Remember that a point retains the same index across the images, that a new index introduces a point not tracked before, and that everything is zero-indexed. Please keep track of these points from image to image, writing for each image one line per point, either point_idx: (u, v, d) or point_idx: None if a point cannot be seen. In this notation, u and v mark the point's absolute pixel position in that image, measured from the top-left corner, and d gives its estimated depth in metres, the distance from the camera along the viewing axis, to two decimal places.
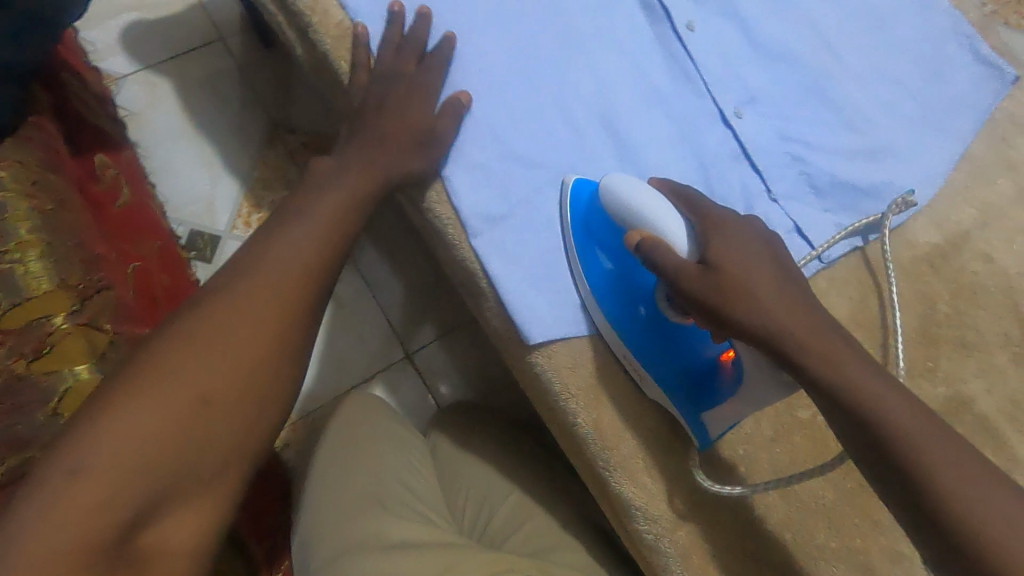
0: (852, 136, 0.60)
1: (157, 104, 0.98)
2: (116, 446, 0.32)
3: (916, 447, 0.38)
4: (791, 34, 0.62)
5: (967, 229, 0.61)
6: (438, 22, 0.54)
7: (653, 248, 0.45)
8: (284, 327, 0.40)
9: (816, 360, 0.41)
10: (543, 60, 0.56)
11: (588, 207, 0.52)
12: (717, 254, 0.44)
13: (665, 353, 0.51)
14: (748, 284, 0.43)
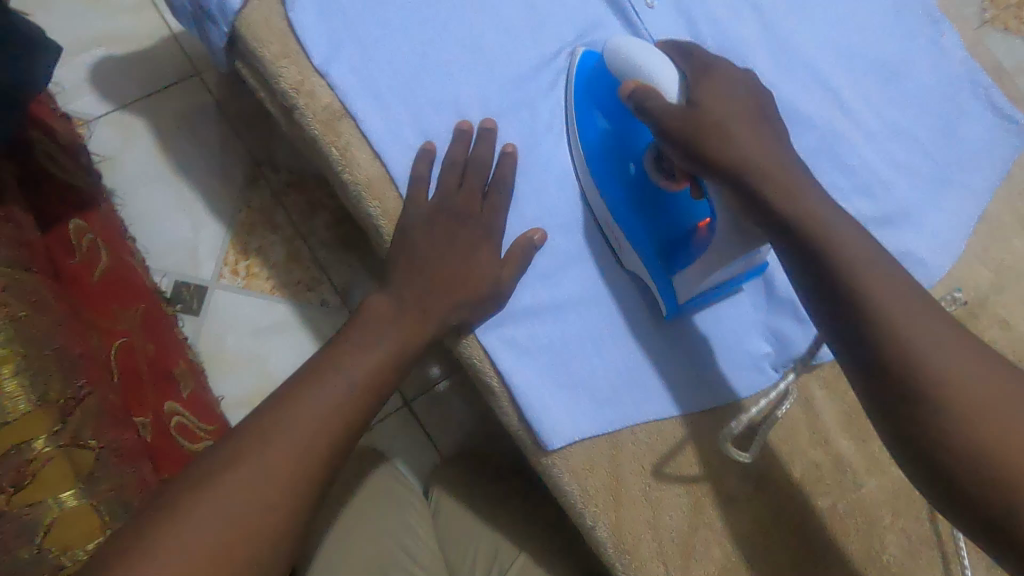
0: (867, 201, 0.58)
1: (132, 147, 0.93)
2: (211, 518, 0.35)
3: (989, 421, 0.36)
4: (802, 93, 0.59)
5: (985, 294, 0.59)
6: (434, 104, 0.52)
7: (644, 97, 0.46)
8: (348, 413, 0.42)
9: (879, 306, 0.39)
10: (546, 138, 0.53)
11: (586, 74, 0.53)
12: (708, 96, 0.46)
13: (646, 211, 0.51)
14: (754, 174, 0.44)
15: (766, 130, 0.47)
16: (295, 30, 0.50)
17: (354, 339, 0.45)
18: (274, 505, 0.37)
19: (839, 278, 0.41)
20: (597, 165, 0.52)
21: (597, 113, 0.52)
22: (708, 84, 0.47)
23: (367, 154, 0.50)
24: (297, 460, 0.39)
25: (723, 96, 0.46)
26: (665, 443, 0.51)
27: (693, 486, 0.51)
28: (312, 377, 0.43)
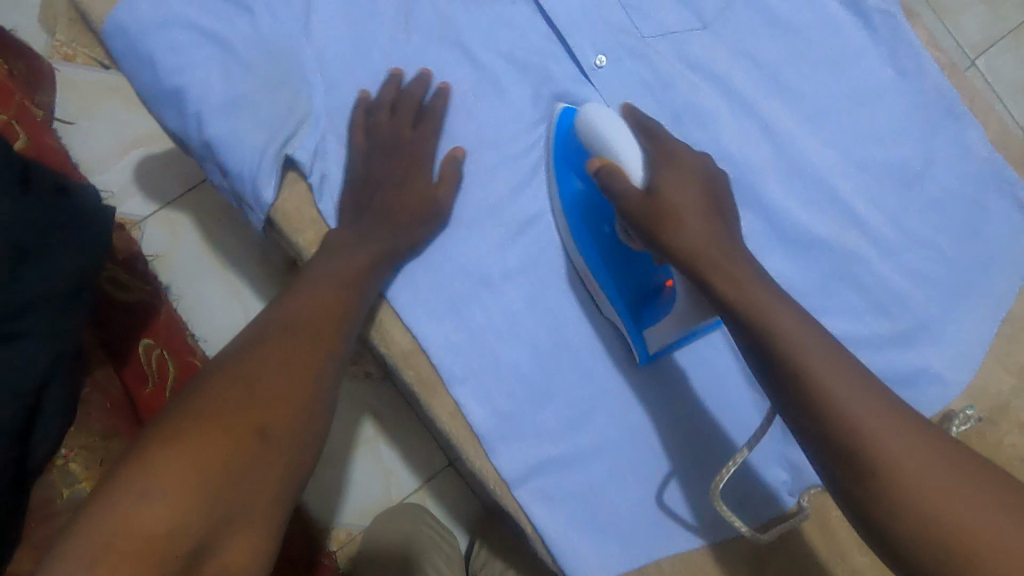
0: (880, 320, 0.59)
1: (180, 242, 1.00)
2: (188, 459, 0.36)
3: (901, 466, 0.39)
4: (814, 213, 0.59)
5: (1006, 399, 0.60)
6: (456, 270, 0.56)
7: (608, 175, 0.48)
8: (299, 338, 0.46)
9: (795, 366, 0.42)
10: (561, 291, 0.57)
11: (563, 149, 0.56)
12: (666, 180, 0.47)
13: (618, 271, 0.55)
14: (690, 240, 0.46)
15: (716, 211, 0.48)
16: (325, 219, 0.55)
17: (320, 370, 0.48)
18: (248, 465, 0.38)
19: (774, 337, 0.43)
20: (576, 228, 0.55)
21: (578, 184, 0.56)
22: (671, 170, 0.49)
23: (399, 328, 0.54)
24: (265, 416, 0.41)
25: (676, 174, 0.48)
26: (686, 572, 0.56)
27: None
28: (268, 355, 0.44)
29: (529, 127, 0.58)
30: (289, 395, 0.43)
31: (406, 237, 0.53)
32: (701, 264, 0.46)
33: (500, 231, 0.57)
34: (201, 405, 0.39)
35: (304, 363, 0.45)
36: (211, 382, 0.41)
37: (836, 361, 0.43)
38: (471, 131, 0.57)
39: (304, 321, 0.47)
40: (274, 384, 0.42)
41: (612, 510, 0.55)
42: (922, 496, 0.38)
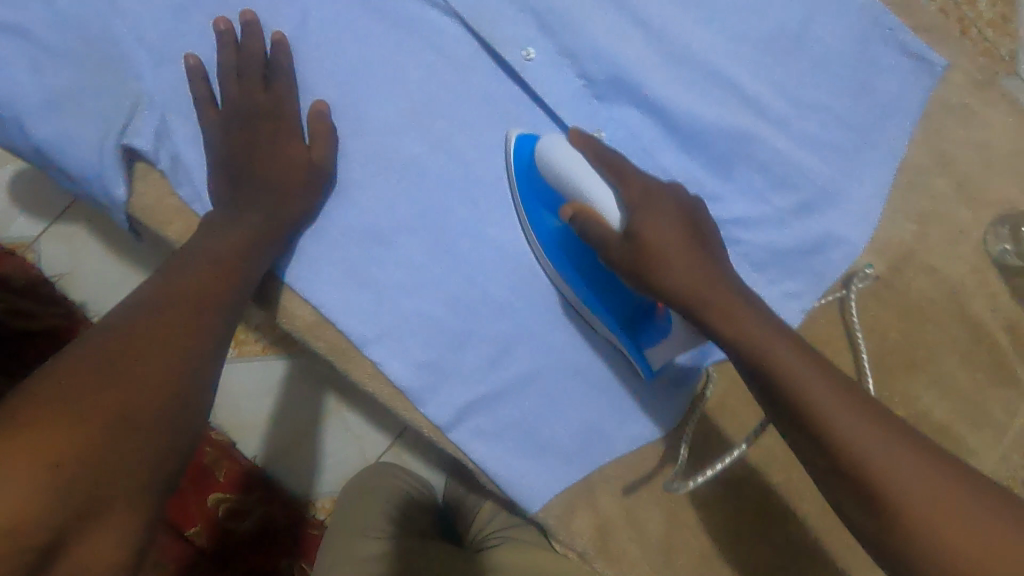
0: (783, 194, 0.58)
1: (85, 254, 0.78)
2: (19, 491, 0.28)
3: (832, 416, 0.41)
4: (704, 97, 0.57)
5: (908, 246, 0.62)
6: (344, 230, 0.53)
7: (586, 220, 0.46)
8: (184, 303, 0.40)
9: (704, 312, 0.45)
10: (459, 230, 0.55)
11: (523, 172, 0.53)
12: (649, 224, 0.45)
13: (609, 295, 0.54)
14: (662, 257, 0.45)
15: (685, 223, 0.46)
16: (188, 206, 0.51)
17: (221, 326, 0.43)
18: (94, 486, 0.31)
19: (693, 295, 0.45)
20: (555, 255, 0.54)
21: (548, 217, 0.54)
22: (647, 209, 0.46)
23: (295, 301, 0.53)
24: (138, 399, 0.34)
25: (664, 202, 0.47)
26: (630, 471, 0.58)
27: (664, 497, 0.59)
28: (131, 347, 0.36)
29: (387, 61, 0.53)
30: (165, 391, 0.36)
31: (278, 193, 0.48)
32: (756, 351, 0.43)
33: (383, 181, 0.53)
34: (42, 410, 0.31)
35: (181, 359, 0.37)
36: (60, 378, 0.33)
37: (866, 421, 0.41)
38: (323, 77, 0.52)
39: (172, 302, 0.40)
40: (149, 387, 0.35)
41: (551, 432, 0.56)
42: (947, 547, 0.37)
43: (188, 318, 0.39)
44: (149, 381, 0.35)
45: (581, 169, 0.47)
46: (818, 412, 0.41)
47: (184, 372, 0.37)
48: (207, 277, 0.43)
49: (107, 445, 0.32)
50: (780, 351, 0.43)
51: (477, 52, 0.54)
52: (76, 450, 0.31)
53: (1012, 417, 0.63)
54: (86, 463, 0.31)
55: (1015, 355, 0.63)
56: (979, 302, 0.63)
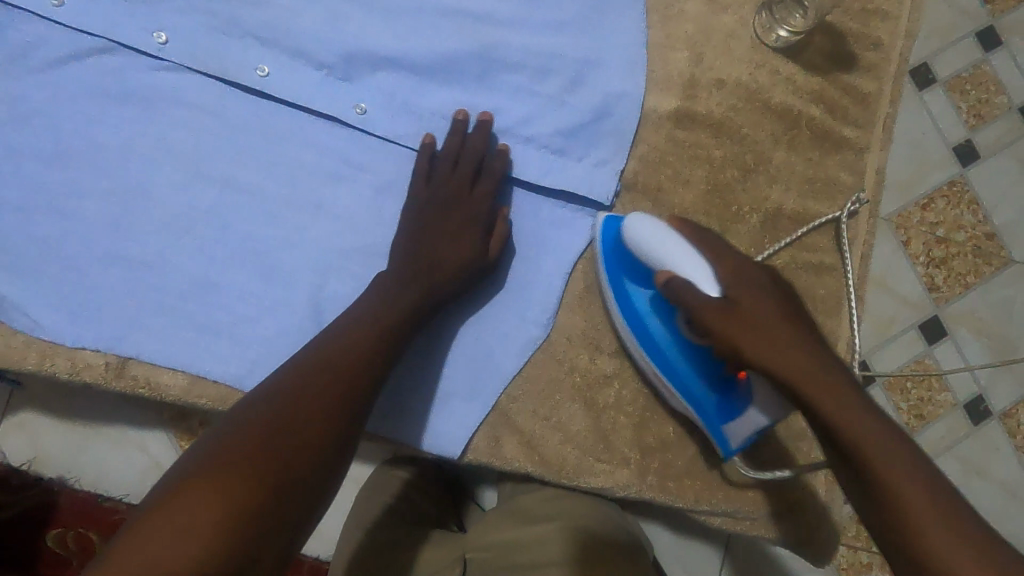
0: (549, 82, 0.62)
1: (40, 433, 0.86)
2: (190, 514, 0.38)
3: (842, 427, 0.46)
4: (438, 32, 0.60)
5: (690, 73, 0.65)
6: (176, 293, 0.57)
7: (676, 286, 0.52)
8: (362, 368, 0.50)
9: (761, 360, 0.50)
10: (278, 247, 0.58)
11: (611, 248, 0.58)
12: (722, 275, 0.53)
13: (684, 354, 0.56)
14: (770, 340, 0.50)
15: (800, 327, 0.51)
16: (32, 334, 0.55)
17: (362, 352, 0.51)
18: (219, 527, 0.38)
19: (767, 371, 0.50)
20: (627, 307, 0.58)
21: (636, 289, 0.58)
22: (745, 292, 0.52)
23: (165, 372, 0.57)
24: (304, 430, 0.45)
25: (754, 290, 0.52)
26: (535, 383, 0.61)
27: (578, 391, 0.61)
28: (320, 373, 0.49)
29: (149, 136, 0.57)
30: (305, 414, 0.46)
31: (415, 258, 0.56)
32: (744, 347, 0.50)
33: (192, 236, 0.57)
34: (267, 405, 0.46)
35: (305, 416, 0.46)
36: (308, 377, 0.48)
37: (862, 412, 0.47)
38: (100, 175, 0.56)
39: (333, 380, 0.48)
40: (272, 439, 0.44)
41: (443, 382, 0.59)
42: (910, 500, 0.43)
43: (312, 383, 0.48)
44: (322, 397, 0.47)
45: (650, 227, 0.54)
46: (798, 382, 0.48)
47: (298, 432, 0.45)
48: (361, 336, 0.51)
49: (304, 421, 0.46)
50: (785, 351, 0.49)
51: (223, 90, 0.58)
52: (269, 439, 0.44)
53: (861, 175, 0.66)
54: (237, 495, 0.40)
55: (831, 122, 0.65)
56: (779, 90, 0.65)
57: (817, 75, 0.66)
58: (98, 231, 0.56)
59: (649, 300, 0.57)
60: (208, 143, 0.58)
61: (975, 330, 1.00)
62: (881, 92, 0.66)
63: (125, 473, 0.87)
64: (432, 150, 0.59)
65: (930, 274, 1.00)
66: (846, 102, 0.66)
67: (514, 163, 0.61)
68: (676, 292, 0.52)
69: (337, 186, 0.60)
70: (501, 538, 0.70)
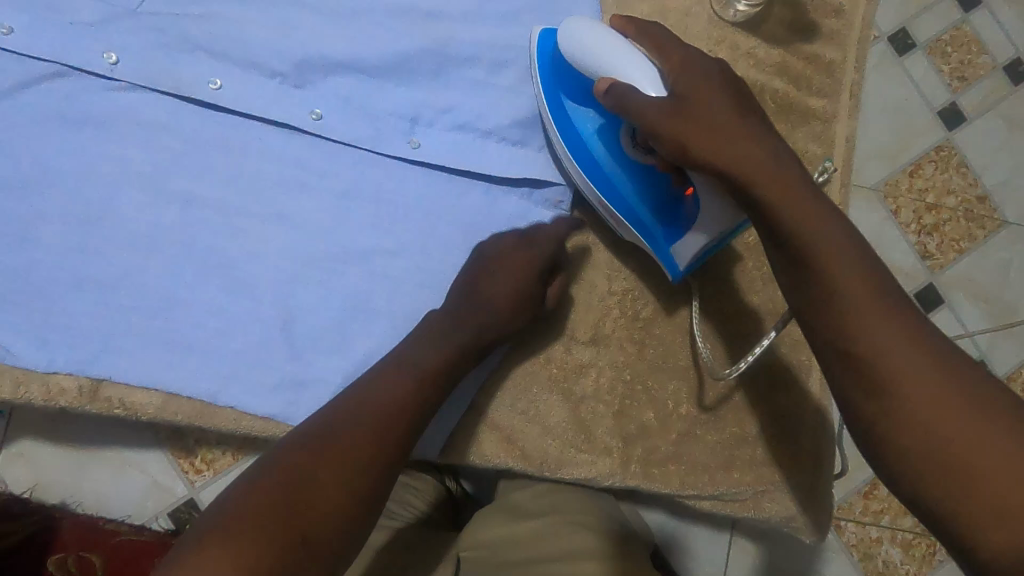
0: (503, 74, 0.61)
1: (39, 462, 0.87)
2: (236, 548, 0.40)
3: (835, 282, 0.42)
4: (389, 31, 0.60)
5: None
6: (145, 311, 0.57)
7: (619, 89, 0.50)
8: (412, 398, 0.51)
9: (754, 188, 0.46)
10: (245, 259, 0.58)
11: (549, 60, 0.57)
12: (689, 89, 0.50)
13: (642, 191, 0.56)
14: (751, 162, 0.46)
15: (776, 155, 0.47)
16: (4, 363, 0.55)
17: (409, 379, 0.52)
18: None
19: (750, 198, 0.46)
20: (581, 146, 0.57)
21: (576, 109, 0.57)
22: (696, 101, 0.49)
23: (139, 392, 0.57)
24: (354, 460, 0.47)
25: (700, 81, 0.51)
26: (512, 378, 0.60)
27: (555, 382, 0.60)
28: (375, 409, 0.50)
29: (108, 158, 0.57)
30: (359, 445, 0.47)
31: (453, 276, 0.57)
32: (748, 175, 0.46)
33: (157, 254, 0.57)
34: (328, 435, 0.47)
35: (345, 470, 0.46)
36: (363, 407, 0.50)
37: (871, 288, 0.42)
38: (63, 199, 0.57)
39: (389, 412, 0.50)
40: (313, 488, 0.45)
41: None
42: (925, 403, 0.38)
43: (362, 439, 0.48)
44: (374, 431, 0.49)
45: (591, 31, 0.53)
46: (829, 261, 0.43)
47: (347, 464, 0.47)
48: (406, 388, 0.51)
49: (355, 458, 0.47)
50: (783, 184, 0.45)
51: (179, 107, 0.58)
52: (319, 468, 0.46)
53: (830, 144, 0.64)
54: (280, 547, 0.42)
55: (797, 93, 0.64)
56: (741, 65, 0.64)
57: (779, 46, 0.65)
58: (64, 256, 0.56)
59: (592, 121, 0.57)
60: (167, 160, 0.58)
61: (973, 296, 0.98)
62: (846, 60, 0.65)
63: (125, 495, 0.88)
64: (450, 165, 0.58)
65: (923, 241, 0.98)
66: (811, 72, 0.65)
67: (477, 155, 0.61)
68: (618, 99, 0.50)
69: (299, 193, 0.60)
70: (495, 535, 0.69)
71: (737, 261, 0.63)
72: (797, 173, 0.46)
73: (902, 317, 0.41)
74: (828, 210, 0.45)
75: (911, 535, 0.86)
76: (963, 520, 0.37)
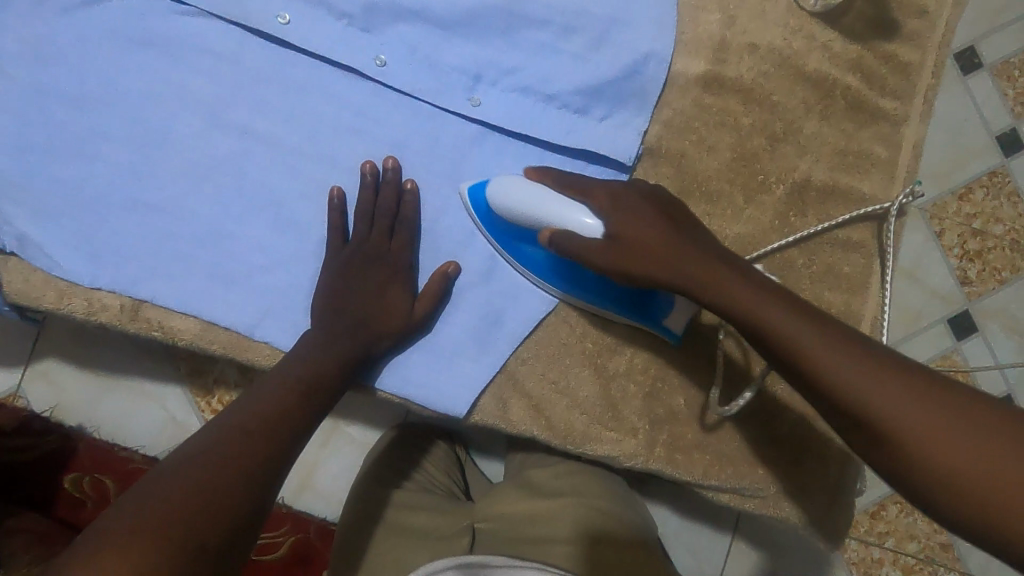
0: (573, 40, 0.60)
1: (64, 385, 0.88)
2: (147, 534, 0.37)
3: (789, 338, 0.42)
4: None
5: (721, 37, 0.62)
6: (191, 238, 0.57)
7: (560, 241, 0.49)
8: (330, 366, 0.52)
9: (695, 288, 0.45)
10: (294, 198, 0.58)
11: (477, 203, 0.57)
12: (619, 223, 0.48)
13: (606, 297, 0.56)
14: (700, 264, 0.46)
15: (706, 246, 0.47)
16: (51, 273, 0.56)
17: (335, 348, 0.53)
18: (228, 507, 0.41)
19: (701, 290, 0.46)
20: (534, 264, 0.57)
21: (526, 246, 0.56)
22: (626, 217, 0.49)
23: (178, 318, 0.57)
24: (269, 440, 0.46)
25: (614, 199, 0.50)
26: (546, 348, 0.60)
27: (589, 357, 0.60)
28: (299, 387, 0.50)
29: (170, 82, 0.57)
30: (275, 423, 0.47)
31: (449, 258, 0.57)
32: (677, 277, 0.46)
33: (209, 183, 0.57)
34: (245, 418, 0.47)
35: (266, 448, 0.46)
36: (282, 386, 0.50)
37: (827, 333, 0.42)
38: (124, 118, 0.57)
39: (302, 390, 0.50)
40: (229, 469, 0.43)
41: (454, 337, 0.58)
42: (919, 436, 0.37)
43: (288, 405, 0.49)
44: (285, 410, 0.49)
45: (524, 189, 0.52)
46: (752, 317, 0.43)
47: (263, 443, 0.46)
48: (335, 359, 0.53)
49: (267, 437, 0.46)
50: (711, 266, 0.46)
51: (244, 38, 0.58)
52: (238, 450, 0.44)
53: (896, 149, 0.63)
54: (194, 527, 0.39)
55: (868, 92, 0.63)
56: (814, 57, 0.62)
57: (855, 42, 0.63)
58: (119, 174, 0.56)
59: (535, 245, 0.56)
60: (228, 90, 0.58)
61: (1008, 328, 0.96)
62: (923, 63, 0.63)
63: (142, 427, 0.89)
64: (341, 204, 0.57)
65: (965, 267, 0.96)
66: (885, 72, 0.63)
67: (537, 121, 0.60)
68: (562, 248, 0.49)
69: (354, 138, 0.59)
70: (508, 511, 0.71)
71: (787, 257, 0.61)
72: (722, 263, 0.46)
73: (863, 351, 0.40)
74: (758, 285, 0.45)
75: (915, 560, 0.85)
76: (1019, 536, 0.34)
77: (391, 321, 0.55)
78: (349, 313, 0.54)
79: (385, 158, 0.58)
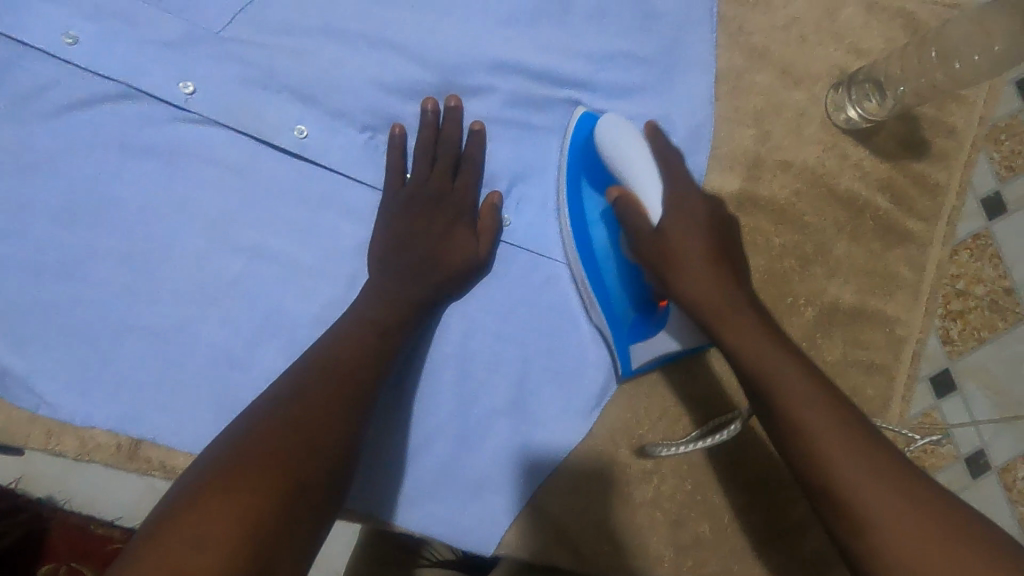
0: None
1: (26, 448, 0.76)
2: None
3: (790, 402, 0.43)
4: (493, 96, 0.57)
5: (755, 153, 0.61)
6: (195, 366, 0.52)
7: (624, 205, 0.50)
8: (351, 373, 0.46)
9: (716, 325, 0.48)
10: (308, 323, 0.54)
11: (578, 146, 0.56)
12: (674, 218, 0.49)
13: (622, 283, 0.55)
14: (733, 316, 0.47)
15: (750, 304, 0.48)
16: (38, 412, 0.51)
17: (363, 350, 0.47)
18: (289, 543, 0.35)
19: (727, 346, 0.47)
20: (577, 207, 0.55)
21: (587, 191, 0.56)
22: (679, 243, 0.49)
23: (182, 456, 0.53)
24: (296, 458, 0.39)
25: (683, 213, 0.49)
26: (573, 476, 0.58)
27: (615, 484, 0.59)
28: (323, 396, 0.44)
29: (171, 193, 0.52)
30: (300, 432, 0.41)
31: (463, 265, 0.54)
32: (699, 307, 0.48)
33: (213, 309, 0.52)
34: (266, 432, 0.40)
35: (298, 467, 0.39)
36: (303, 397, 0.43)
37: (835, 416, 0.41)
38: (117, 234, 0.51)
39: (329, 403, 0.43)
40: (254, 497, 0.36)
41: (480, 468, 0.56)
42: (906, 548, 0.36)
43: (309, 413, 0.42)
44: (313, 421, 0.42)
45: (643, 158, 0.51)
46: (765, 376, 0.44)
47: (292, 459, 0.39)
48: (360, 364, 0.47)
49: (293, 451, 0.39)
50: (750, 332, 0.46)
51: (255, 149, 0.53)
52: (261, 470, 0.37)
53: (920, 270, 0.62)
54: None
55: (897, 213, 0.62)
56: (846, 176, 0.61)
57: (887, 162, 0.62)
58: (114, 297, 0.51)
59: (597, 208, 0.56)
60: (237, 201, 0.53)
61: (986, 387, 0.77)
62: (950, 183, 0.63)
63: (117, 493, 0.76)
64: (402, 143, 0.53)
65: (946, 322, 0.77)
66: (914, 192, 0.63)
67: (556, 242, 0.58)
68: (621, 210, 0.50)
69: None
70: None
71: None
72: (751, 315, 0.47)
73: (870, 452, 0.40)
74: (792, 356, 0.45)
75: None
76: None
77: (460, 260, 0.53)
78: (395, 314, 0.50)
79: (448, 96, 0.55)
